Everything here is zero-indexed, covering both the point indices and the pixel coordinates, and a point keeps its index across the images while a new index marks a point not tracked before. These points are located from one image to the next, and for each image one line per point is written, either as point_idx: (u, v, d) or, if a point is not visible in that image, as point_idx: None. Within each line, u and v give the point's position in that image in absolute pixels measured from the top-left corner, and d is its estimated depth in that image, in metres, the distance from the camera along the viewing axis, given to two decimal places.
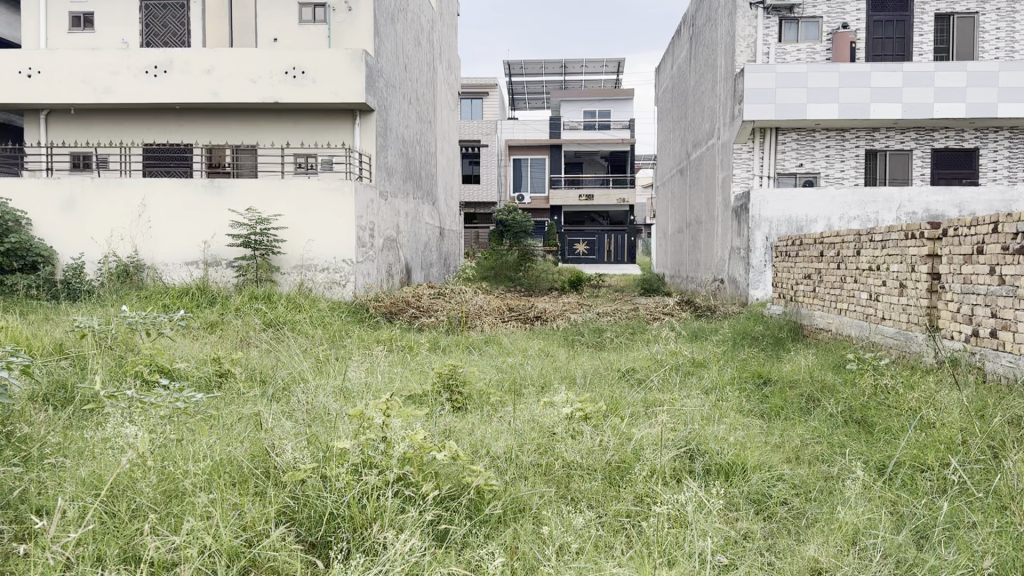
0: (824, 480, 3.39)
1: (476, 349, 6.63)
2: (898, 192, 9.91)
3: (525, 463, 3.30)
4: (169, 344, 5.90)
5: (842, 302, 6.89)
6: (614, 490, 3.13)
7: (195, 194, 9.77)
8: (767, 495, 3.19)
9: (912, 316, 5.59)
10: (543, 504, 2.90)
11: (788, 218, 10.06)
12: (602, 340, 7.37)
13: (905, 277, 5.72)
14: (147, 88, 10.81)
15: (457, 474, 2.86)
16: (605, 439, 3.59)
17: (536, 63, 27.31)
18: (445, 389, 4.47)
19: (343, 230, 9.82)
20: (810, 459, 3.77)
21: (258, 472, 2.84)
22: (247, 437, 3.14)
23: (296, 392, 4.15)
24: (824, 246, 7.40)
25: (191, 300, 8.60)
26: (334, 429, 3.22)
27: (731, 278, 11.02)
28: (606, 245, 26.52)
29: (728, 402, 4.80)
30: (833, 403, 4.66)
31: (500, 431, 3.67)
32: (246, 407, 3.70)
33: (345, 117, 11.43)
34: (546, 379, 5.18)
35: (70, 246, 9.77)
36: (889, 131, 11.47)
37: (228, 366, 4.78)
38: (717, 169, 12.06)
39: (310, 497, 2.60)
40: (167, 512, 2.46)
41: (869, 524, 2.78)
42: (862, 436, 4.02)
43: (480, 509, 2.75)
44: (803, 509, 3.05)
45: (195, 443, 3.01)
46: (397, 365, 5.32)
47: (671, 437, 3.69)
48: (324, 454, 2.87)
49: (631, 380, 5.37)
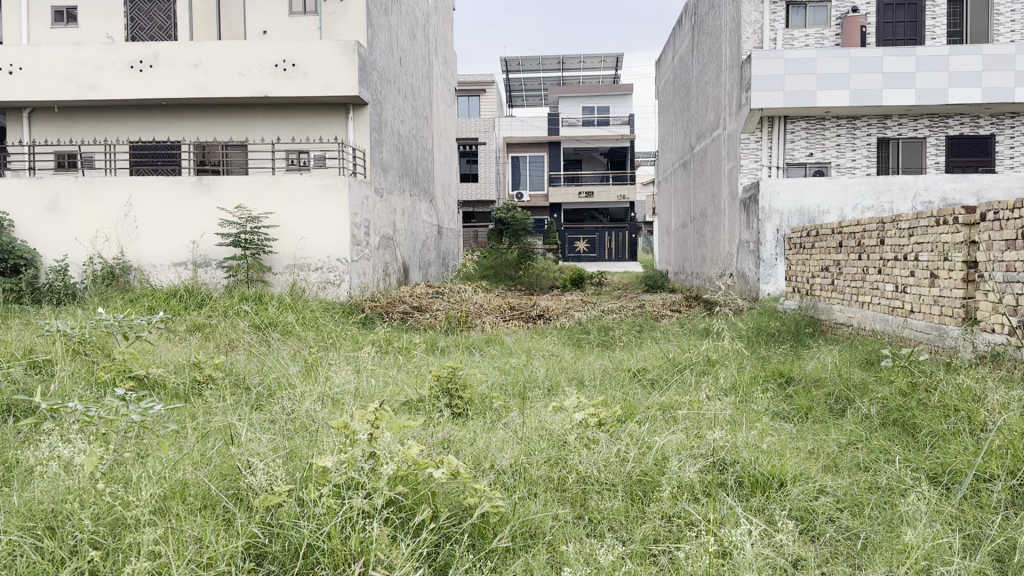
0: (873, 494, 3.02)
1: (477, 349, 6.24)
2: (913, 181, 9.54)
3: (535, 479, 2.93)
4: (148, 348, 5.50)
5: (864, 295, 6.51)
6: (638, 508, 2.76)
7: (183, 192, 9.36)
8: (812, 511, 2.83)
9: (945, 308, 5.23)
10: (558, 529, 2.52)
11: (800, 209, 9.66)
12: (610, 339, 6.99)
13: (936, 266, 5.34)
14: (132, 83, 10.41)
15: (458, 493, 2.49)
16: (623, 448, 3.20)
17: (535, 59, 26.97)
18: (443, 393, 4.05)
19: (337, 227, 9.40)
20: (851, 467, 3.39)
21: (228, 497, 2.46)
22: (216, 457, 2.74)
23: (280, 399, 3.77)
24: (843, 236, 7.00)
25: (178, 302, 8.19)
26: (316, 442, 2.82)
27: (740, 272, 10.61)
28: (606, 242, 26.17)
29: (751, 404, 4.40)
30: (867, 403, 4.27)
31: (504, 441, 3.28)
32: (221, 418, 3.30)
33: (337, 111, 10.99)
34: (553, 380, 4.79)
35: (53, 248, 9.37)
36: (902, 119, 11.11)
37: (210, 372, 4.39)
38: (723, 160, 11.63)
39: (285, 525, 2.22)
40: (112, 547, 2.09)
41: (938, 544, 2.41)
42: (904, 441, 3.67)
43: (485, 535, 2.38)
44: (858, 529, 2.68)
45: (155, 462, 2.62)
46: (391, 368, 4.93)
47: (695, 446, 3.30)
48: (306, 474, 2.49)
49: (644, 382, 4.99)
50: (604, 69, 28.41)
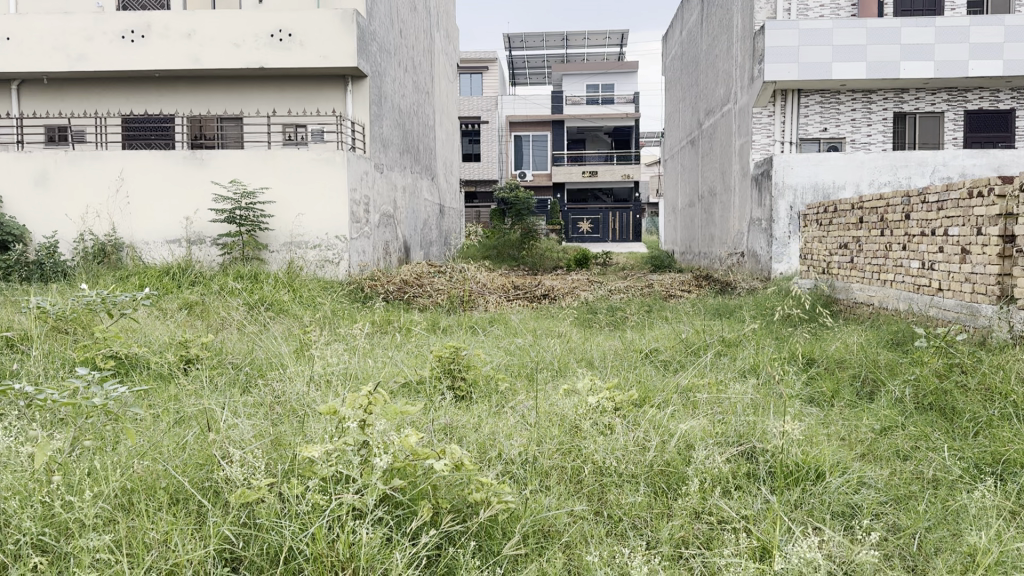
0: (919, 486, 2.76)
1: (480, 329, 5.94)
2: (931, 156, 9.22)
3: (547, 470, 2.65)
4: (133, 327, 5.21)
5: (886, 273, 6.22)
6: (663, 504, 2.48)
7: (177, 167, 9.04)
8: (853, 506, 2.56)
9: (977, 285, 4.92)
10: (575, 529, 2.25)
11: (814, 185, 9.32)
12: (618, 319, 6.69)
13: (969, 241, 5.04)
14: (124, 54, 10.06)
15: (463, 486, 2.22)
16: (642, 435, 2.90)
17: (538, 36, 26.52)
18: (445, 374, 3.77)
19: (336, 204, 9.09)
20: (890, 456, 3.10)
21: (203, 491, 2.18)
22: (192, 444, 2.45)
23: (270, 382, 3.48)
24: (864, 211, 6.69)
25: (171, 280, 7.89)
26: (303, 428, 2.53)
27: (751, 251, 10.27)
28: (611, 223, 25.76)
29: (775, 386, 4.09)
30: (899, 384, 3.98)
31: (512, 428, 3.00)
32: (201, 401, 3.02)
33: (335, 83, 10.62)
34: (562, 362, 4.49)
35: (43, 224, 9.07)
36: (919, 92, 10.76)
37: (197, 351, 4.11)
38: (733, 136, 11.27)
39: (265, 527, 1.94)
40: (63, 552, 1.84)
41: (1007, 546, 2.14)
42: (943, 426, 3.39)
43: (493, 535, 2.11)
44: (911, 529, 2.41)
45: (121, 453, 2.35)
46: (390, 348, 4.63)
47: (720, 433, 3.02)
48: (290, 467, 2.22)
49: (656, 364, 4.69)
50: (609, 46, 27.96)
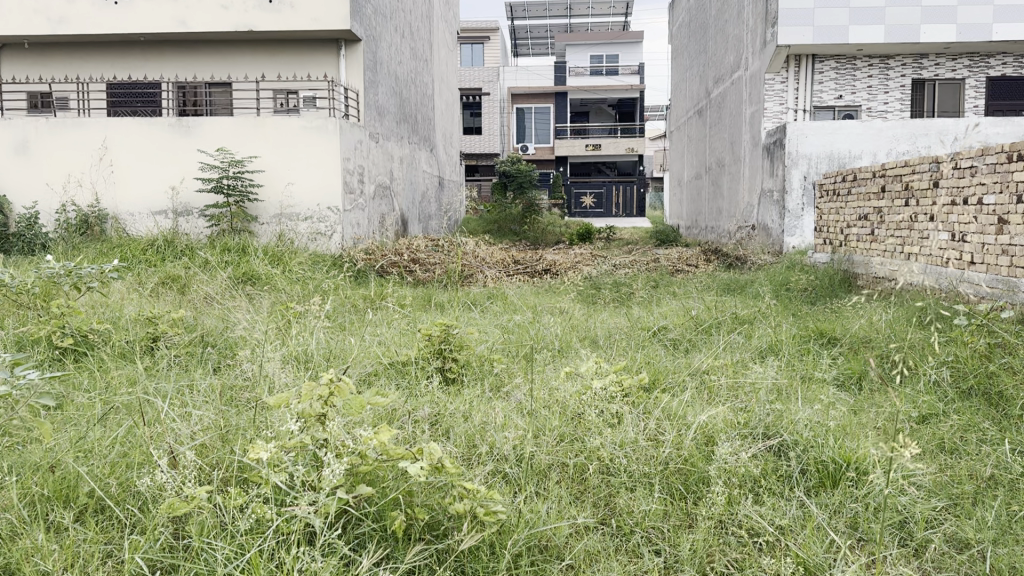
0: (976, 487, 2.38)
1: (477, 305, 5.57)
2: (952, 125, 8.81)
3: (545, 469, 2.29)
4: (101, 301, 4.82)
5: (912, 246, 5.82)
6: (682, 511, 2.11)
7: (160, 135, 8.59)
8: (904, 512, 2.19)
9: (1016, 257, 4.51)
10: (578, 545, 1.88)
11: (829, 154, 8.88)
12: (624, 294, 6.30)
13: (1007, 210, 4.62)
14: (106, 16, 9.60)
15: (441, 491, 1.85)
16: (654, 426, 2.52)
17: (541, 5, 25.89)
18: (437, 355, 3.35)
19: (328, 173, 8.65)
20: (935, 450, 2.72)
21: (131, 497, 1.82)
22: (128, 442, 2.07)
23: (237, 361, 3.11)
24: (887, 179, 6.28)
25: (154, 253, 7.49)
26: (261, 422, 2.16)
27: (762, 225, 9.83)
28: (614, 197, 24.72)
29: (800, 368, 3.68)
30: (934, 366, 3.58)
31: (504, 416, 2.62)
32: (150, 388, 2.63)
33: (328, 47, 10.17)
34: (564, 341, 4.12)
35: (23, 194, 8.67)
36: (939, 58, 10.28)
37: (163, 328, 3.69)
38: (744, 104, 10.81)
39: (197, 550, 1.57)
40: None
41: None
42: (994, 417, 2.99)
43: (479, 557, 1.74)
44: (979, 546, 2.03)
45: (39, 456, 1.97)
46: (379, 326, 4.27)
47: (744, 425, 2.64)
48: (236, 472, 1.85)
49: (667, 342, 4.31)
50: (613, 16, 27.32)
